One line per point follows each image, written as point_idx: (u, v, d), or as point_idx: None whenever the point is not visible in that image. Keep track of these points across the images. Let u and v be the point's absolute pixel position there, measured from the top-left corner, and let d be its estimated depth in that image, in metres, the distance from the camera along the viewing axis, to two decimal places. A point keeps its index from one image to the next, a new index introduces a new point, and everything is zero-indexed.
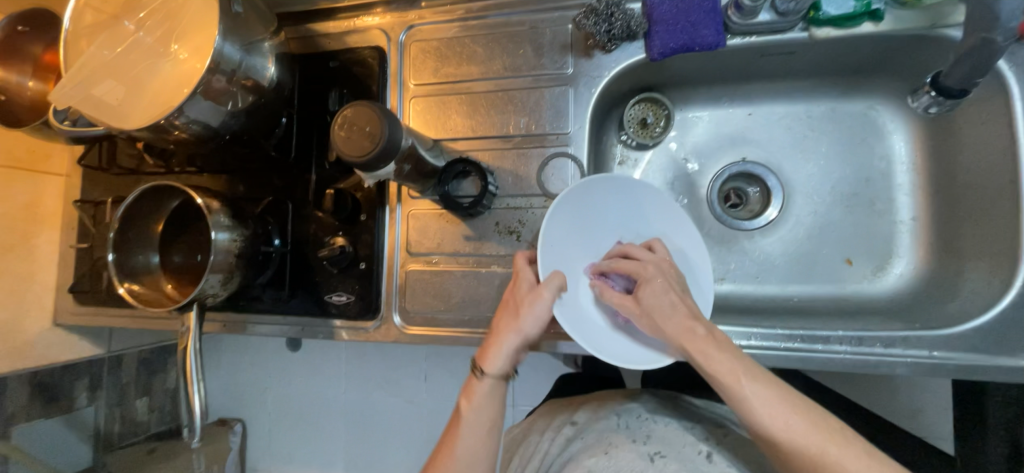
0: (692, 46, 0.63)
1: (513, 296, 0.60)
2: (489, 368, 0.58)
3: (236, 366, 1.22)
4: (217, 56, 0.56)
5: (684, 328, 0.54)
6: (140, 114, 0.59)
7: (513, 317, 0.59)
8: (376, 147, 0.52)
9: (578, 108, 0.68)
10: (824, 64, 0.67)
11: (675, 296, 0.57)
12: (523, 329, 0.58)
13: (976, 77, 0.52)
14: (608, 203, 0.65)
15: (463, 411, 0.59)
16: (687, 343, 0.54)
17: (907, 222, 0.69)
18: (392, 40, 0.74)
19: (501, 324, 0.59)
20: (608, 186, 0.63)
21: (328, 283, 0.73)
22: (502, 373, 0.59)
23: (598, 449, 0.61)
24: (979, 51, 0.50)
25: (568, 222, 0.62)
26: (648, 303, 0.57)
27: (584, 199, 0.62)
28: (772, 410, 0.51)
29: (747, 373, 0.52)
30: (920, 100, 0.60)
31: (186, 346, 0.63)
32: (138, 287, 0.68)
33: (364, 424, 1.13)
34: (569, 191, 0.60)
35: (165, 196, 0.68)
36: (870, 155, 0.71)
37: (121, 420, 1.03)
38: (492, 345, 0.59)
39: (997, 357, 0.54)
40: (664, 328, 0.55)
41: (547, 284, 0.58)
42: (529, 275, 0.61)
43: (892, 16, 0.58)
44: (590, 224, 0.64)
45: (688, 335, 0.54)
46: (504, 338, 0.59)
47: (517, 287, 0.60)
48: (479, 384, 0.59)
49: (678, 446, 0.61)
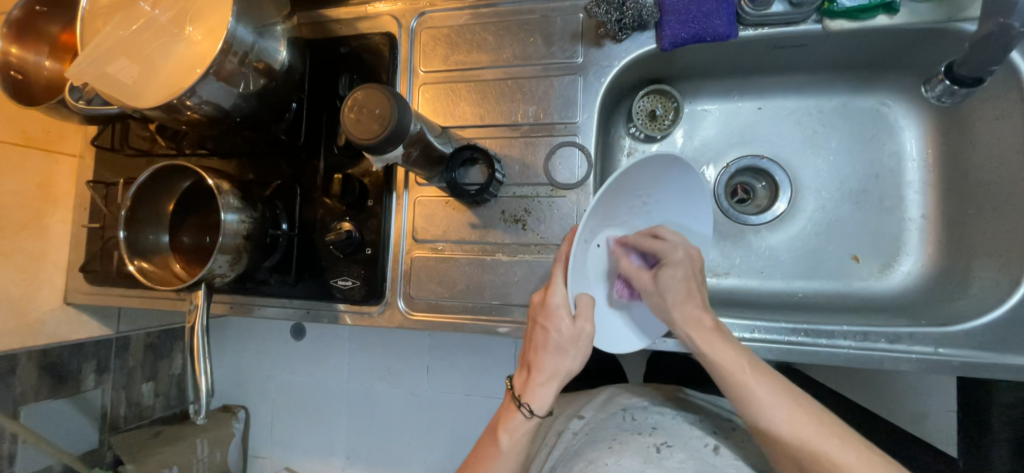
0: (703, 37, 0.63)
1: (553, 332, 0.57)
2: (535, 409, 0.58)
3: (241, 353, 1.24)
4: (229, 37, 0.57)
5: (692, 317, 0.56)
6: (153, 95, 0.60)
7: (557, 356, 0.57)
8: (385, 131, 0.52)
9: (587, 98, 0.67)
10: (837, 57, 0.67)
11: (694, 285, 0.58)
12: (563, 366, 0.57)
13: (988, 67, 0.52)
14: (638, 187, 0.56)
15: (503, 443, 0.59)
16: (695, 330, 0.56)
17: (917, 219, 0.68)
18: (403, 26, 0.74)
19: (543, 363, 0.58)
20: (648, 169, 0.53)
21: (334, 268, 0.74)
22: (547, 409, 0.59)
23: (604, 444, 0.62)
24: (993, 40, 0.49)
25: (595, 221, 0.56)
26: (664, 284, 0.57)
27: (618, 188, 0.53)
28: (779, 410, 0.52)
29: (755, 369, 0.54)
30: (934, 90, 0.60)
31: (193, 323, 0.64)
32: (147, 266, 0.68)
33: (365, 413, 1.14)
34: (606, 188, 0.51)
35: (176, 176, 0.69)
36: (881, 151, 0.71)
37: (126, 402, 1.05)
38: (537, 386, 0.58)
39: (1003, 354, 0.54)
40: (672, 310, 0.57)
41: (584, 316, 0.56)
42: (557, 286, 0.57)
43: (907, 8, 0.58)
44: (617, 210, 0.57)
45: (695, 325, 0.56)
46: (545, 377, 0.58)
47: (553, 317, 0.56)
48: (522, 421, 0.59)
49: (685, 438, 0.61)
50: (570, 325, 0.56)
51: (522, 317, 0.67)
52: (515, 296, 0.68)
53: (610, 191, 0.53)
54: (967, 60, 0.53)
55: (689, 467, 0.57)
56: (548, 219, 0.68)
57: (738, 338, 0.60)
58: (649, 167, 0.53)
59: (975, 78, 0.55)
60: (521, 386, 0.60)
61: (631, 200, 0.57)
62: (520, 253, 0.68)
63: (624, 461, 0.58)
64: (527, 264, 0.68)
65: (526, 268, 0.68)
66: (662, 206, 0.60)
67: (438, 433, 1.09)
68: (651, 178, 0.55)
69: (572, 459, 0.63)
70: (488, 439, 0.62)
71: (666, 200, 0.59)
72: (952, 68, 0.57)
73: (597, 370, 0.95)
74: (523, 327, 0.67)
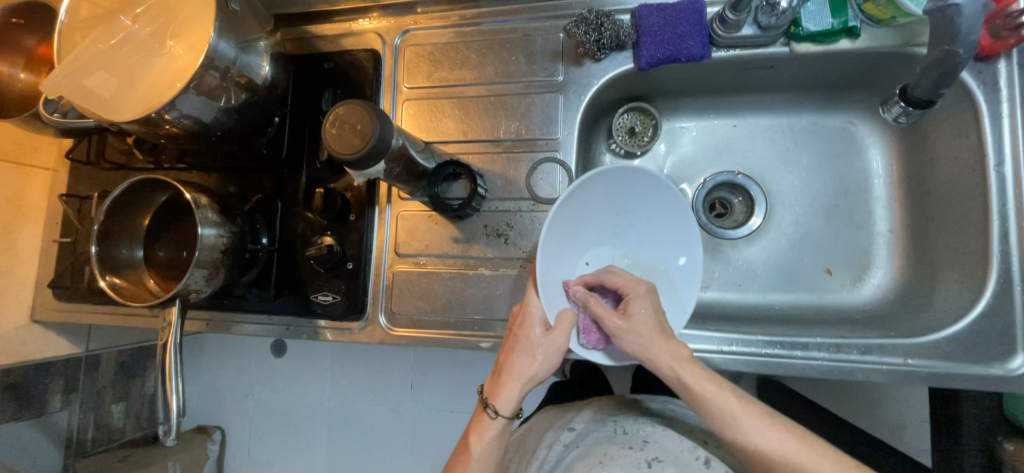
0: (678, 57, 0.65)
1: (525, 337, 0.59)
2: (500, 410, 0.59)
3: (218, 371, 1.20)
4: (211, 52, 0.57)
5: (672, 353, 0.56)
6: (130, 107, 0.60)
7: (525, 359, 0.58)
8: (365, 146, 0.52)
9: (568, 115, 0.69)
10: (806, 78, 0.70)
11: (660, 318, 0.58)
12: (531, 373, 0.58)
13: (943, 86, 0.55)
14: (603, 202, 0.60)
15: (473, 448, 0.59)
16: (675, 364, 0.55)
17: (884, 234, 0.71)
18: (387, 44, 0.75)
19: (511, 366, 0.59)
20: (611, 179, 0.57)
21: (314, 283, 0.73)
22: (513, 412, 0.60)
23: (594, 458, 0.61)
24: (945, 62, 0.52)
25: (562, 224, 0.58)
26: (636, 320, 0.57)
27: (578, 203, 0.58)
28: (770, 440, 0.53)
29: (730, 397, 0.54)
30: (891, 110, 0.64)
31: (166, 340, 0.62)
32: (118, 280, 0.67)
33: (346, 433, 1.11)
34: (573, 189, 0.54)
35: (154, 190, 0.68)
36: (850, 167, 0.73)
37: (95, 424, 1.01)
38: (502, 387, 0.59)
39: (968, 365, 0.56)
40: (650, 346, 0.56)
41: (558, 325, 0.58)
42: (532, 299, 0.59)
43: (867, 33, 0.61)
44: (583, 218, 0.60)
45: (677, 360, 0.55)
46: (512, 380, 0.59)
47: (527, 323, 0.58)
48: (489, 423, 0.60)
49: (675, 451, 0.61)
50: (543, 335, 0.58)
51: (503, 332, 0.67)
52: (497, 310, 0.68)
53: (569, 208, 0.57)
54: (920, 80, 0.57)
55: None
56: (530, 234, 0.69)
57: (717, 351, 0.61)
58: (603, 180, 0.57)
59: (927, 100, 0.59)
60: (489, 388, 0.61)
61: (599, 210, 0.61)
62: (502, 267, 0.68)
63: None
64: (510, 278, 0.68)
65: (509, 282, 0.68)
66: (637, 217, 0.63)
67: (421, 452, 1.07)
68: (615, 190, 0.59)
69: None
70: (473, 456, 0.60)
71: (641, 207, 0.62)
72: (907, 91, 0.61)
73: (582, 385, 0.95)
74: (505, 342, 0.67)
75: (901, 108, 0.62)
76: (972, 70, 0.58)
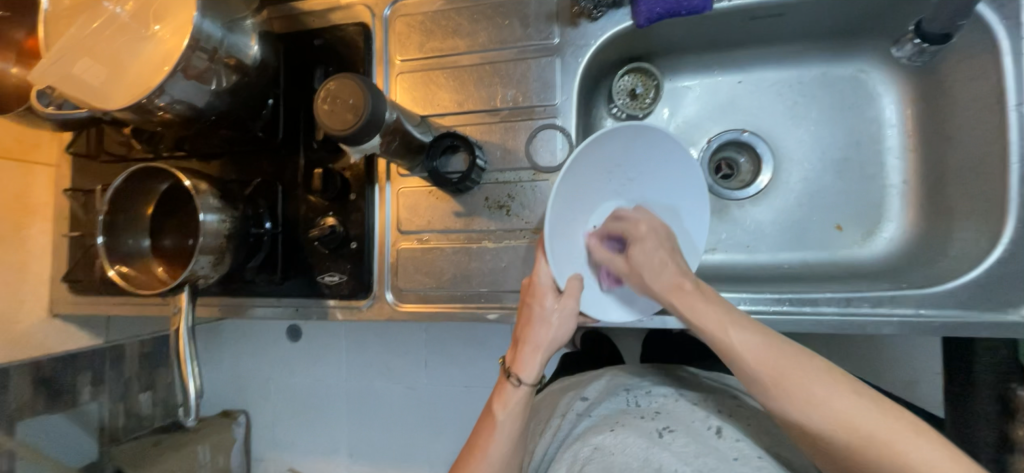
0: (679, 10, 0.62)
1: (538, 307, 0.59)
2: (523, 377, 0.60)
3: (237, 357, 1.23)
4: (196, 33, 0.55)
5: (673, 285, 0.55)
6: (120, 95, 0.59)
7: (542, 328, 0.59)
8: (359, 120, 0.52)
9: (566, 78, 0.67)
10: (814, 26, 0.66)
11: (666, 253, 0.57)
12: (550, 339, 0.59)
13: (959, 19, 0.52)
14: (607, 163, 0.58)
15: (497, 415, 0.60)
16: (673, 296, 0.55)
17: (897, 185, 0.69)
18: (376, 16, 0.73)
19: (529, 335, 0.60)
20: (623, 139, 0.55)
21: (320, 264, 0.73)
22: (535, 379, 0.60)
23: (606, 426, 0.63)
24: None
25: (574, 185, 0.56)
26: (638, 261, 0.56)
27: (576, 176, 0.56)
28: (760, 354, 0.51)
29: (716, 305, 0.54)
30: (905, 49, 0.64)
31: (179, 326, 0.63)
32: (128, 270, 0.68)
33: (364, 410, 1.14)
34: (583, 148, 0.53)
35: (153, 178, 0.67)
36: (861, 118, 0.71)
37: (124, 414, 1.05)
38: (524, 356, 0.60)
39: (983, 312, 0.55)
40: (652, 282, 0.56)
41: (570, 293, 0.58)
42: (542, 268, 0.59)
43: None
44: (597, 174, 0.58)
45: (675, 291, 0.55)
46: (531, 348, 0.60)
47: (538, 293, 0.59)
48: (512, 392, 0.61)
49: (687, 421, 0.62)
50: (557, 302, 0.58)
51: (511, 303, 0.67)
52: (504, 283, 0.68)
53: (573, 177, 0.55)
54: (936, 15, 0.54)
55: (691, 449, 0.58)
56: (532, 204, 0.68)
57: None
58: (609, 142, 0.55)
59: (941, 34, 0.56)
60: (511, 357, 0.62)
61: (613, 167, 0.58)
62: (507, 239, 0.68)
63: (627, 443, 0.59)
64: (515, 249, 0.68)
65: (514, 254, 0.68)
66: (650, 171, 0.60)
67: (439, 426, 1.10)
68: (619, 149, 0.56)
69: (574, 440, 0.64)
70: (482, 420, 0.63)
71: (656, 164, 0.60)
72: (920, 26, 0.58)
73: (594, 353, 0.95)
74: (513, 312, 0.67)
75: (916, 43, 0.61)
76: (991, 4, 0.54)
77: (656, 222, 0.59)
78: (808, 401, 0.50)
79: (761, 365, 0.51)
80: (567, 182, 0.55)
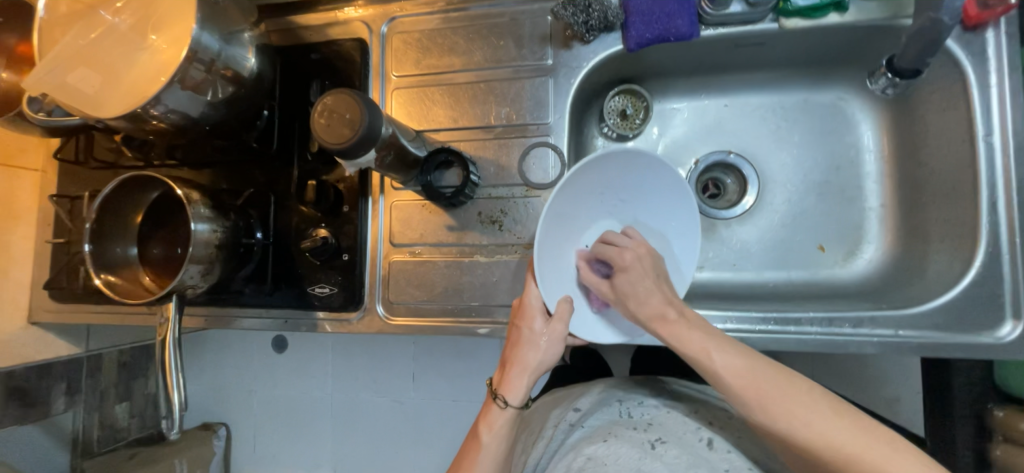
0: (668, 36, 0.64)
1: (526, 330, 0.60)
2: (510, 399, 0.60)
3: (220, 368, 1.21)
4: (194, 45, 0.56)
5: (658, 313, 0.57)
6: (114, 103, 0.59)
7: (530, 351, 0.59)
8: (355, 136, 0.52)
9: (559, 98, 0.68)
10: (797, 55, 0.69)
11: (652, 281, 0.58)
12: (538, 362, 0.60)
13: (927, 57, 0.56)
14: (597, 185, 0.59)
15: (482, 438, 0.60)
16: (659, 325, 0.56)
17: (875, 208, 0.71)
18: (374, 32, 0.74)
19: (518, 357, 0.60)
20: (614, 164, 0.57)
21: (311, 275, 0.73)
22: (521, 401, 0.61)
23: (599, 437, 0.63)
24: (931, 34, 0.52)
25: (564, 206, 0.58)
26: (623, 289, 0.58)
27: (567, 197, 0.57)
28: (744, 379, 0.53)
29: (702, 331, 0.55)
30: (879, 82, 0.64)
31: (165, 337, 0.62)
32: (115, 279, 0.67)
33: (350, 424, 1.12)
34: (577, 170, 0.54)
35: (144, 187, 0.67)
36: (841, 142, 0.73)
37: (99, 425, 1.03)
38: (512, 378, 0.60)
39: (957, 334, 0.57)
40: (639, 309, 0.58)
41: (559, 317, 0.59)
42: (532, 290, 0.59)
43: (856, 7, 0.61)
44: (586, 196, 0.60)
45: (660, 320, 0.56)
46: (518, 369, 0.60)
47: (527, 316, 0.59)
48: (498, 413, 0.61)
49: (679, 433, 0.62)
50: (545, 326, 0.59)
51: (502, 318, 0.68)
52: (495, 298, 0.68)
53: (563, 197, 0.57)
54: (906, 51, 0.57)
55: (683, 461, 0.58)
56: (524, 219, 0.69)
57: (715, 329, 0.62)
58: (600, 166, 0.56)
59: (913, 69, 0.59)
60: (498, 378, 0.62)
61: (601, 189, 0.60)
62: (499, 254, 0.69)
63: (620, 453, 0.59)
64: (507, 264, 0.68)
65: (506, 268, 0.68)
66: (638, 195, 0.62)
67: (425, 440, 1.08)
68: (609, 173, 0.58)
69: (565, 451, 0.64)
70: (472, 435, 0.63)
71: (645, 188, 0.61)
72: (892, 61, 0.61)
73: (583, 367, 0.96)
74: (504, 327, 0.68)
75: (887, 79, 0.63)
76: (959, 40, 0.58)
77: (642, 250, 0.60)
78: (795, 420, 0.51)
79: (750, 391, 0.52)
80: (557, 203, 0.56)
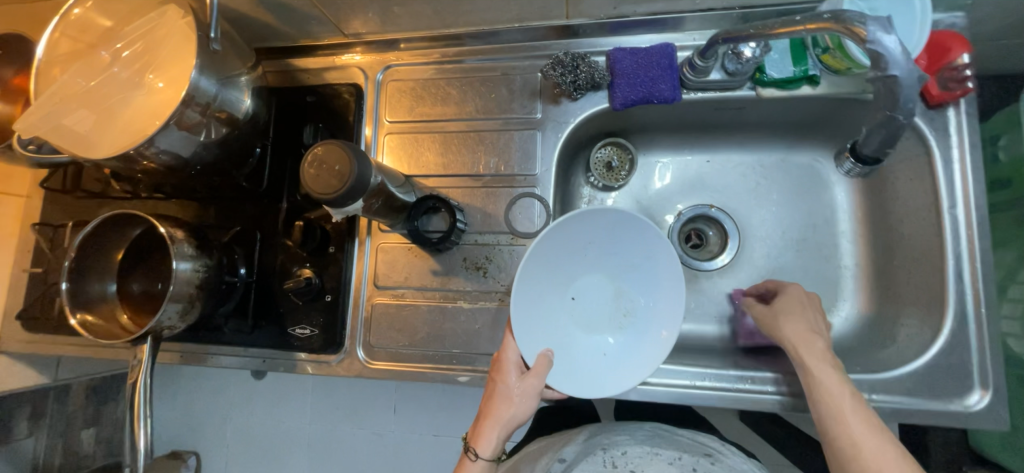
0: (651, 98, 0.67)
1: (501, 383, 0.60)
2: (480, 452, 0.60)
3: (193, 397, 1.17)
4: (192, 89, 0.58)
5: (809, 343, 0.57)
6: (108, 144, 0.60)
7: (504, 404, 0.59)
8: (344, 186, 0.53)
9: (546, 151, 0.71)
10: (773, 120, 0.73)
11: (810, 319, 0.60)
12: (512, 416, 0.59)
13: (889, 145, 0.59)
14: (573, 243, 0.61)
15: None
16: (806, 349, 0.57)
17: (850, 266, 0.73)
18: (369, 78, 0.77)
19: (492, 411, 0.60)
20: (584, 223, 0.59)
21: (292, 315, 0.73)
22: (493, 454, 0.60)
23: None
24: (892, 128, 0.56)
25: (541, 266, 0.60)
26: (779, 310, 0.62)
27: (543, 258, 0.59)
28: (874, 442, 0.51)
29: (829, 361, 0.56)
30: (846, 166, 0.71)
31: (136, 380, 0.60)
32: (91, 318, 0.66)
33: (327, 459, 1.09)
34: (545, 234, 0.57)
35: (127, 225, 0.67)
36: (816, 202, 0.76)
37: (63, 451, 0.98)
38: (483, 430, 0.60)
39: (929, 400, 0.58)
40: (788, 330, 0.59)
41: (536, 371, 0.58)
42: (510, 345, 0.61)
43: (827, 81, 0.65)
44: (565, 254, 0.62)
45: (809, 347, 0.57)
46: (492, 424, 0.60)
47: (502, 370, 0.60)
48: (470, 465, 0.60)
49: None
50: (519, 381, 0.59)
51: (483, 366, 0.68)
52: (477, 346, 0.68)
53: (539, 257, 0.59)
54: (868, 141, 0.61)
55: None
56: (508, 267, 0.70)
57: (690, 385, 0.63)
58: (569, 226, 0.59)
59: (873, 158, 0.64)
60: (471, 430, 0.62)
61: (579, 246, 0.62)
62: (483, 301, 0.69)
63: None
64: (491, 311, 0.69)
65: (489, 316, 0.69)
66: (622, 248, 0.63)
67: None
68: (582, 231, 0.60)
69: None
70: None
71: (625, 243, 0.63)
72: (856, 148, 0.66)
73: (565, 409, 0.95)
74: (484, 376, 0.68)
75: (852, 163, 0.68)
76: (924, 117, 0.61)
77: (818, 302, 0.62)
78: None
79: (857, 426, 0.52)
80: (532, 263, 0.58)
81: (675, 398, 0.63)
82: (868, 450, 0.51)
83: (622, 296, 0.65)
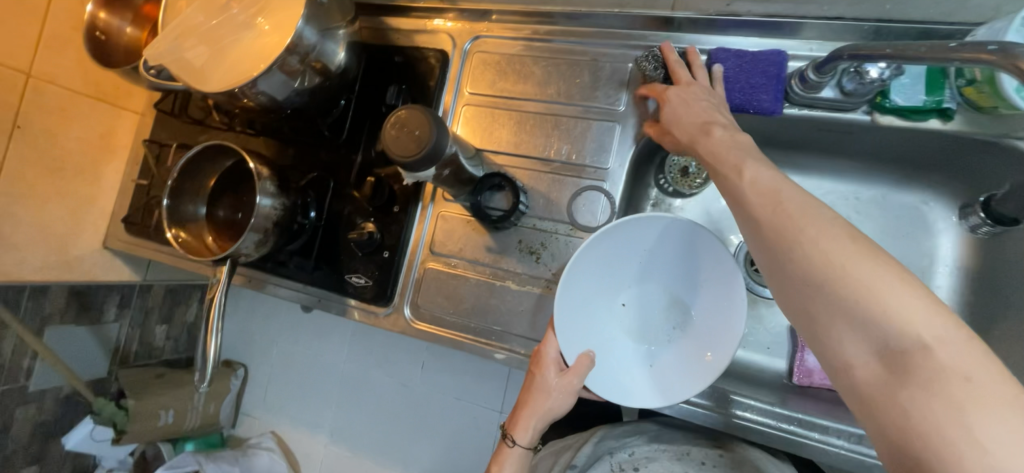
0: (747, 107, 0.62)
1: (540, 377, 0.60)
2: (518, 439, 0.62)
3: (250, 316, 1.29)
4: (297, 37, 0.61)
5: (701, 124, 0.56)
6: (219, 79, 0.64)
7: (541, 398, 0.60)
8: (422, 151, 0.55)
9: (622, 146, 0.68)
10: (882, 149, 0.66)
11: (702, 105, 0.58)
12: (550, 411, 0.60)
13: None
14: (628, 249, 0.63)
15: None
16: (697, 137, 0.55)
17: None
18: (457, 46, 0.77)
19: (529, 403, 0.61)
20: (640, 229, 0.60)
21: (350, 263, 0.77)
22: (530, 443, 0.62)
23: None
24: None
25: (592, 266, 0.62)
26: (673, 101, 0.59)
27: (595, 259, 0.61)
28: (765, 192, 0.45)
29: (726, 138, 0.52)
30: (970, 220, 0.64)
31: (213, 297, 0.67)
32: (183, 234, 0.73)
33: (355, 396, 1.17)
34: (598, 235, 0.58)
35: (221, 155, 0.73)
36: (913, 248, 0.69)
37: (139, 341, 1.12)
38: (520, 420, 0.62)
39: None
40: (680, 129, 0.58)
41: (575, 369, 0.58)
42: (550, 340, 0.60)
43: (963, 117, 0.57)
44: (619, 258, 0.63)
45: (704, 134, 0.54)
46: (529, 415, 0.61)
47: (542, 364, 0.60)
48: (507, 452, 0.63)
49: None
50: (559, 378, 0.59)
51: (519, 348, 0.68)
52: (516, 327, 0.69)
53: (590, 257, 0.61)
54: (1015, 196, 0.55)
55: None
56: (562, 256, 0.69)
57: (733, 414, 0.61)
58: (622, 232, 0.60)
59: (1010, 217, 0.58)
60: (509, 420, 0.64)
61: (635, 253, 0.63)
62: (530, 285, 0.69)
63: None
64: (536, 297, 0.69)
65: (533, 301, 0.69)
66: (681, 261, 0.63)
67: (421, 430, 1.11)
68: (639, 238, 0.62)
69: None
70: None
71: (686, 258, 0.62)
72: (990, 204, 0.61)
73: None
74: (519, 358, 0.68)
75: (981, 218, 0.62)
76: None
77: (713, 88, 0.61)
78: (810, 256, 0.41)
79: (743, 186, 0.47)
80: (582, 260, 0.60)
81: (710, 422, 0.62)
82: (771, 206, 0.44)
83: (677, 311, 0.64)
